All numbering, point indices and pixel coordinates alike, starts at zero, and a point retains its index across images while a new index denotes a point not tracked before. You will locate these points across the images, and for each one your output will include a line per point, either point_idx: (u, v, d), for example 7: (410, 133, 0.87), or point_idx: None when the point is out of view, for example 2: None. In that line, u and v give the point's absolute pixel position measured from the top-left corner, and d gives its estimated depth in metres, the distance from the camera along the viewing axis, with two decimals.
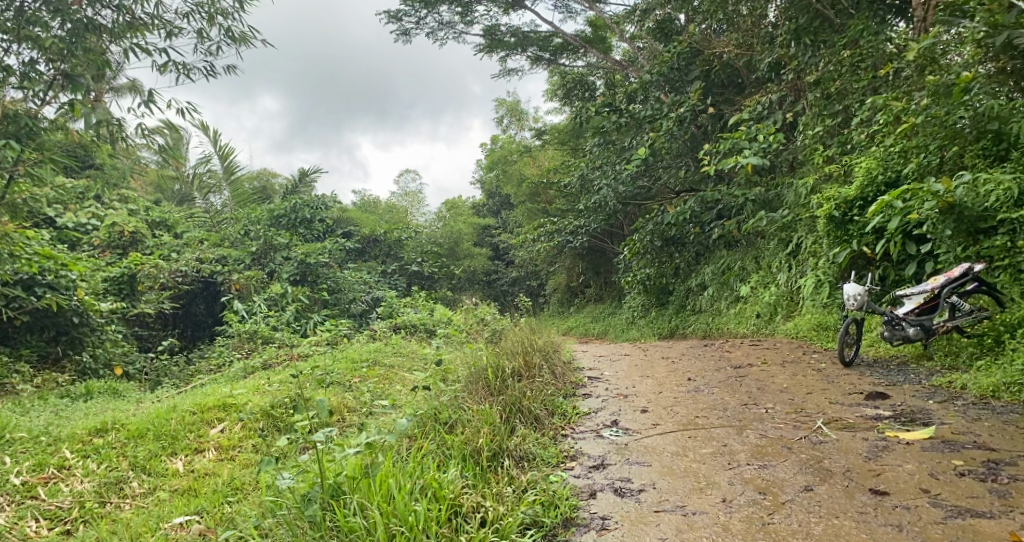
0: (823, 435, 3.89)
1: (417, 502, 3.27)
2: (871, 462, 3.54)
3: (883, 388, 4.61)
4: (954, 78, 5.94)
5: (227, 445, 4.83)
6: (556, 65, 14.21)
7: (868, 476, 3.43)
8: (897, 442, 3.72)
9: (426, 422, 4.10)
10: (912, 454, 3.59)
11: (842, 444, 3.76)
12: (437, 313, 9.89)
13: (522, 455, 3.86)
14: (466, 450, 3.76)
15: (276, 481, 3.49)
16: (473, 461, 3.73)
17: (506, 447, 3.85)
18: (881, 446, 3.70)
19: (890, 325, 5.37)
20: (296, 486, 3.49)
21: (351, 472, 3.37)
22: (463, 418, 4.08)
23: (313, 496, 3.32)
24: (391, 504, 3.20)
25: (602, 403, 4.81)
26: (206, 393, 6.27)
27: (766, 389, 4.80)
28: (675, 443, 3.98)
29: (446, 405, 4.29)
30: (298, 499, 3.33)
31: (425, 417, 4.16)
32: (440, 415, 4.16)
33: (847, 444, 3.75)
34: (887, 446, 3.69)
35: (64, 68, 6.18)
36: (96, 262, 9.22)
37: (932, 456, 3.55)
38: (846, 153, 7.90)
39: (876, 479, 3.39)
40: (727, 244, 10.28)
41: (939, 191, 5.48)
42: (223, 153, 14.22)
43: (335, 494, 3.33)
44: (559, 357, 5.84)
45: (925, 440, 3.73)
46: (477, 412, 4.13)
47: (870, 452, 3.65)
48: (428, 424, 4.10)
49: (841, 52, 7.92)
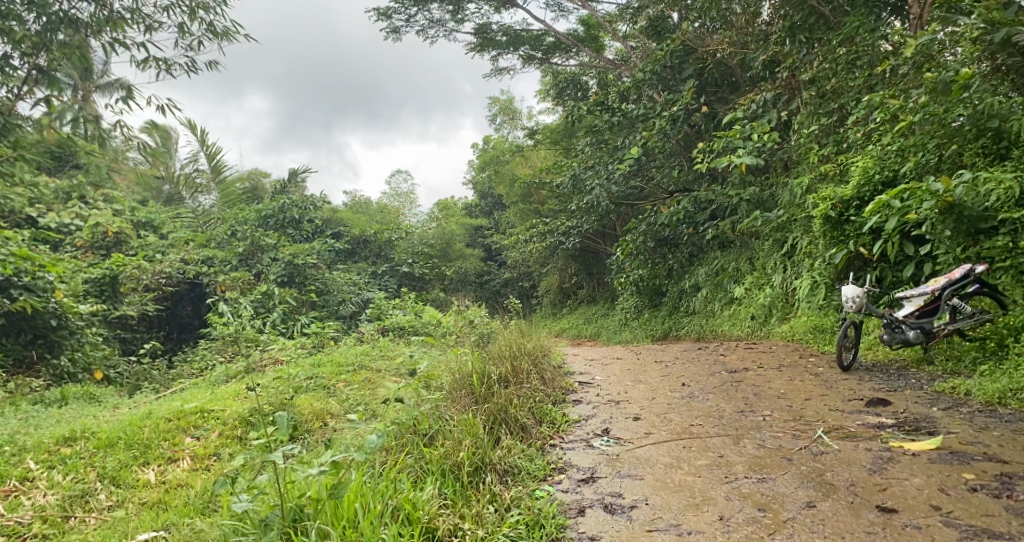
0: (824, 445, 3.73)
1: (387, 526, 3.11)
2: (877, 475, 3.38)
3: (884, 394, 4.46)
4: (954, 76, 5.83)
5: (202, 454, 4.63)
6: (549, 64, 13.96)
7: (873, 490, 3.27)
8: (903, 453, 3.56)
9: (404, 434, 3.94)
10: (919, 467, 3.43)
11: (845, 455, 3.60)
12: (425, 315, 9.71)
13: (506, 468, 3.70)
14: (445, 465, 3.59)
15: (236, 502, 3.29)
16: (453, 477, 3.56)
17: (489, 461, 3.68)
18: (886, 458, 3.54)
19: (889, 328, 5.22)
20: (256, 510, 3.29)
21: (314, 496, 3.19)
22: (445, 429, 3.91)
23: (271, 522, 3.12)
24: (358, 530, 3.05)
25: (593, 410, 4.63)
26: (185, 398, 6.07)
27: (762, 395, 4.63)
28: (669, 454, 3.80)
29: (427, 415, 4.12)
30: (257, 523, 3.14)
31: (403, 428, 3.99)
32: (419, 426, 3.99)
33: (850, 455, 3.59)
34: (892, 457, 3.53)
35: (44, 63, 6.02)
36: (77, 263, 8.98)
37: (940, 469, 3.40)
38: (842, 152, 7.78)
39: (883, 494, 3.23)
40: (720, 244, 10.14)
41: (939, 191, 5.32)
42: (211, 153, 14.01)
43: (295, 518, 3.15)
44: (549, 361, 5.67)
45: (932, 451, 3.57)
46: (460, 422, 3.96)
47: (874, 464, 3.48)
48: (406, 436, 3.92)
49: (837, 49, 7.80)
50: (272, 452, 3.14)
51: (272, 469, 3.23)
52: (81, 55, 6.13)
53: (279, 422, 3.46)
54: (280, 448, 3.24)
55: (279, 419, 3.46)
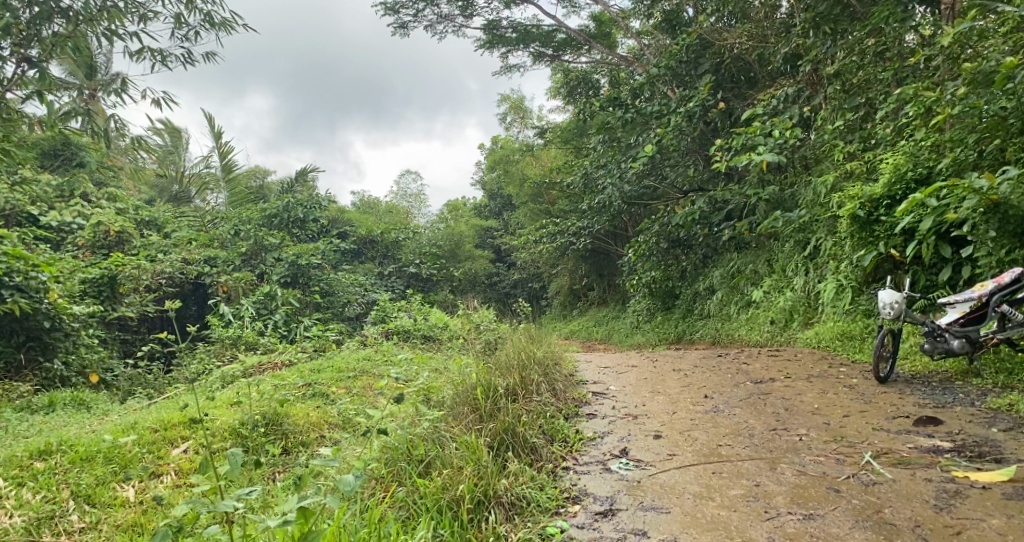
0: (876, 473, 3.35)
1: None
2: (945, 515, 3.02)
3: (932, 412, 4.06)
4: (995, 66, 5.40)
5: (187, 469, 4.33)
6: (559, 62, 13.55)
7: (945, 535, 2.91)
8: (970, 486, 3.19)
9: (396, 460, 3.64)
10: (991, 504, 3.06)
11: (902, 487, 3.23)
12: (431, 318, 9.34)
13: (512, 501, 3.38)
14: (442, 502, 3.30)
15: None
16: (451, 515, 3.27)
17: (493, 494, 3.37)
18: (951, 491, 3.17)
19: (931, 337, 4.82)
20: None
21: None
22: (443, 454, 3.60)
23: None
24: None
25: (609, 426, 4.27)
26: (176, 406, 5.74)
27: (795, 410, 4.25)
28: (696, 481, 3.44)
29: (424, 436, 3.80)
30: None
31: (395, 453, 3.67)
32: (414, 451, 3.68)
33: (908, 487, 3.23)
34: (958, 491, 3.16)
35: (36, 57, 5.84)
36: (73, 263, 8.68)
37: (1020, 507, 3.03)
38: (870, 149, 7.37)
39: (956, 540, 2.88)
40: (737, 246, 9.73)
41: (984, 188, 4.90)
42: (223, 151, 13.72)
43: None
44: (560, 369, 5.31)
45: (1005, 482, 3.19)
46: (461, 446, 3.64)
47: (939, 500, 3.12)
48: (398, 463, 3.62)
49: (863, 41, 7.38)
50: (226, 501, 2.78)
51: (223, 520, 2.86)
52: (72, 46, 5.95)
53: (230, 460, 3.08)
54: (235, 493, 2.87)
55: (231, 459, 3.08)
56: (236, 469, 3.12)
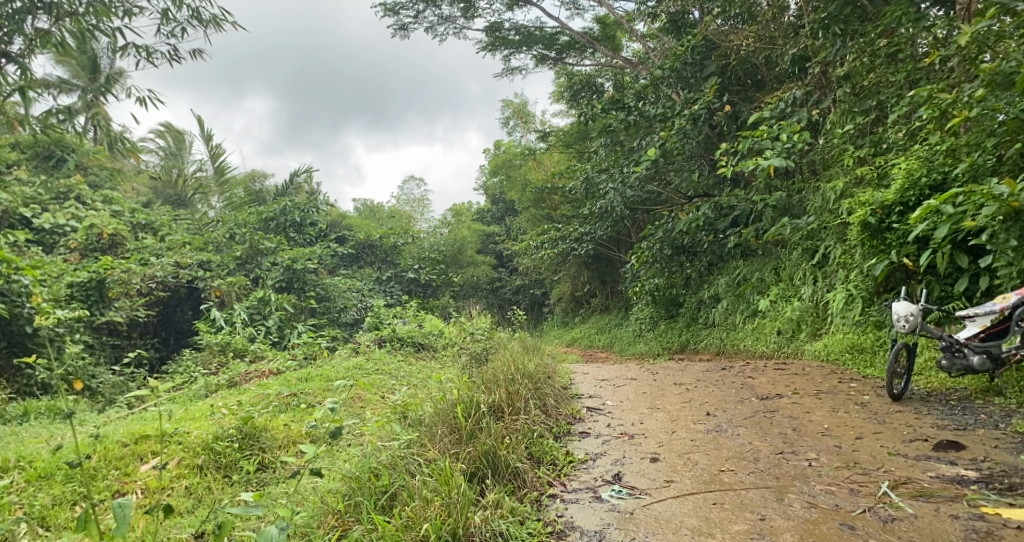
0: (895, 507, 3.08)
1: None
2: None
3: (953, 435, 3.78)
4: (1016, 67, 5.06)
5: (154, 487, 4.22)
6: (562, 65, 13.16)
7: None
8: (1003, 526, 2.91)
9: (357, 490, 3.42)
10: None
11: (927, 525, 2.96)
12: (427, 324, 9.05)
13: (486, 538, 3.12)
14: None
15: None
16: None
17: (465, 531, 3.12)
18: (982, 531, 2.90)
19: (948, 353, 4.52)
20: None
21: None
22: (411, 484, 3.36)
23: None
24: None
25: (602, 447, 4.00)
26: (154, 418, 5.51)
27: (803, 431, 3.97)
28: (694, 513, 3.17)
29: (390, 464, 3.57)
30: None
31: (356, 484, 3.45)
32: (377, 480, 3.45)
33: (933, 525, 2.95)
34: (990, 532, 2.88)
35: (15, 52, 5.65)
36: (59, 267, 8.36)
37: None
38: (880, 154, 7.10)
39: None
40: (742, 253, 9.44)
41: (1004, 194, 4.68)
42: (216, 153, 13.51)
43: None
44: (554, 382, 5.05)
45: None
46: (433, 474, 3.40)
47: None
48: (359, 490, 3.41)
49: (875, 42, 7.06)
50: None
51: None
52: (54, 41, 5.75)
53: (115, 518, 2.99)
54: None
55: (115, 515, 2.99)
56: (123, 524, 3.03)
